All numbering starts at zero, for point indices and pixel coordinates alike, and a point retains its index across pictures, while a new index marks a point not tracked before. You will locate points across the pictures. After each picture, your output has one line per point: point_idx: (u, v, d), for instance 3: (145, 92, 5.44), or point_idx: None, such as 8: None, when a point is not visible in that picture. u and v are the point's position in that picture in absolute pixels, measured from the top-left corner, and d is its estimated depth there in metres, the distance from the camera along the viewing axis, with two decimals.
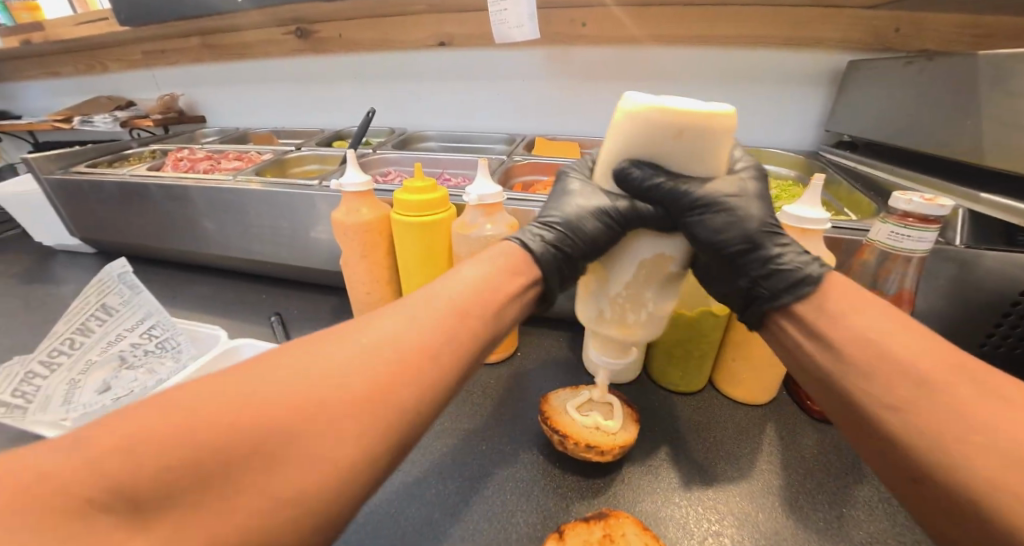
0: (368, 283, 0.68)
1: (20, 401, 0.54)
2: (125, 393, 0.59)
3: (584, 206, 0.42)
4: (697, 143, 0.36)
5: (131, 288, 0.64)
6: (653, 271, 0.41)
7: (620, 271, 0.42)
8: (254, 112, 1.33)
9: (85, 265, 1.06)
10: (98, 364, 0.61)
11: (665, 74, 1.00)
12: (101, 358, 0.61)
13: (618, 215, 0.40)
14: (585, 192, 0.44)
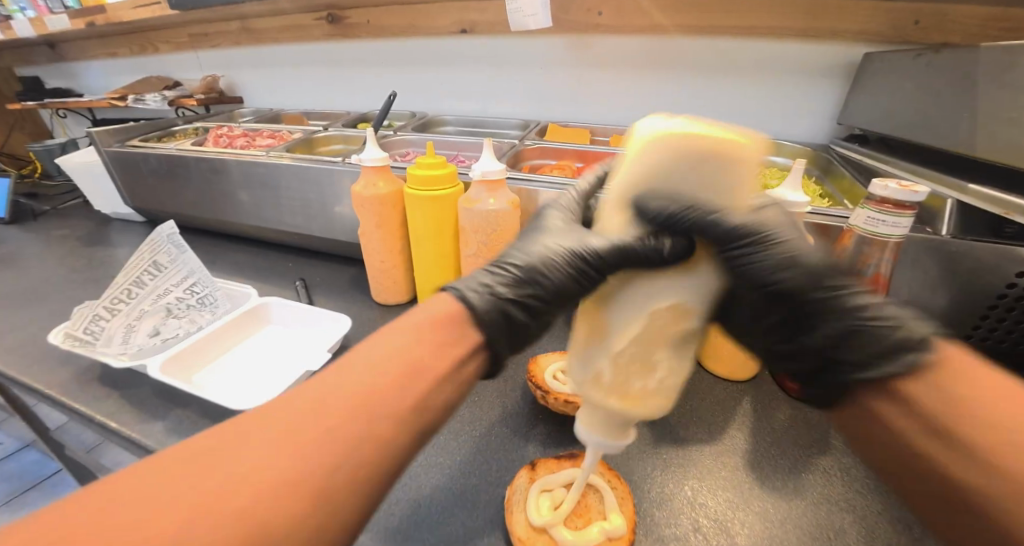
0: (382, 252, 0.75)
1: (90, 338, 0.64)
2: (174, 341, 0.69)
3: (554, 248, 0.38)
4: (696, 175, 0.32)
5: (177, 248, 0.72)
6: (664, 326, 0.32)
7: (625, 324, 0.33)
8: (289, 95, 1.41)
9: (137, 232, 1.18)
10: (150, 313, 0.69)
11: (679, 64, 1.01)
12: (151, 308, 0.69)
13: (595, 262, 0.35)
14: (557, 231, 0.40)
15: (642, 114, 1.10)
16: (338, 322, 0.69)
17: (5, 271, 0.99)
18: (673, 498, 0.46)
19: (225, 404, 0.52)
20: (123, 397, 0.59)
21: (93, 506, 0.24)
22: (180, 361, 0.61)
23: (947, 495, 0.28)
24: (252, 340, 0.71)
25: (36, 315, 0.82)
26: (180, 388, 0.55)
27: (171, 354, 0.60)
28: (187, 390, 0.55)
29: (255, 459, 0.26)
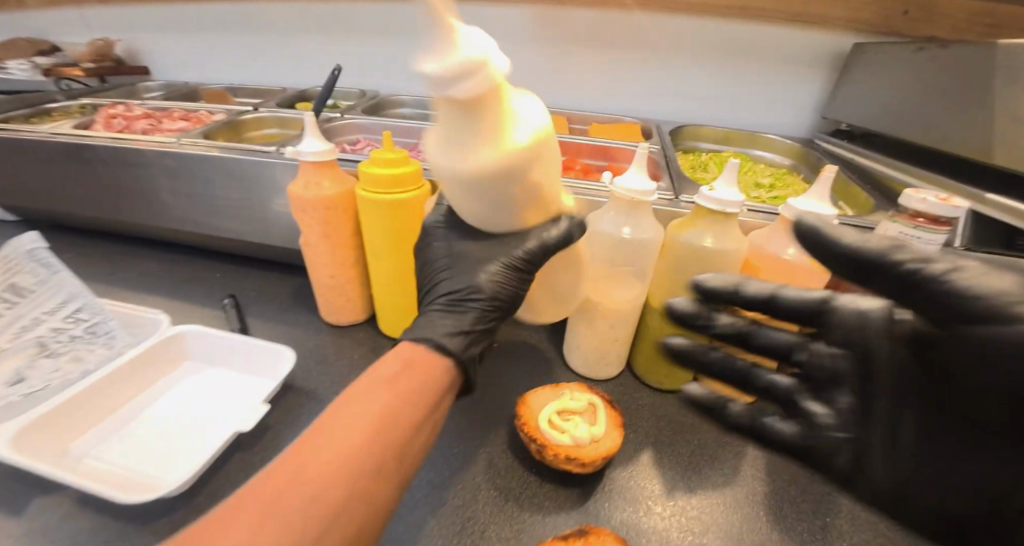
0: (331, 266, 0.61)
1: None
2: (47, 386, 0.53)
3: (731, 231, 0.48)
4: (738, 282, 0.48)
5: (46, 268, 0.57)
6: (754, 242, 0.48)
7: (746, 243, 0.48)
8: (207, 66, 1.19)
9: (11, 234, 0.95)
10: (10, 352, 0.53)
11: (660, 46, 0.93)
12: (12, 345, 0.53)
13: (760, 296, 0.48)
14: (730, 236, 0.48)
15: (620, 101, 1.01)
16: (276, 358, 0.56)
17: None
18: None
19: (113, 497, 0.39)
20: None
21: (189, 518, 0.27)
22: (53, 427, 0.46)
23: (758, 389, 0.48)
24: (160, 383, 0.56)
25: None
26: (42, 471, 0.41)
27: (38, 417, 0.45)
28: (54, 473, 0.40)
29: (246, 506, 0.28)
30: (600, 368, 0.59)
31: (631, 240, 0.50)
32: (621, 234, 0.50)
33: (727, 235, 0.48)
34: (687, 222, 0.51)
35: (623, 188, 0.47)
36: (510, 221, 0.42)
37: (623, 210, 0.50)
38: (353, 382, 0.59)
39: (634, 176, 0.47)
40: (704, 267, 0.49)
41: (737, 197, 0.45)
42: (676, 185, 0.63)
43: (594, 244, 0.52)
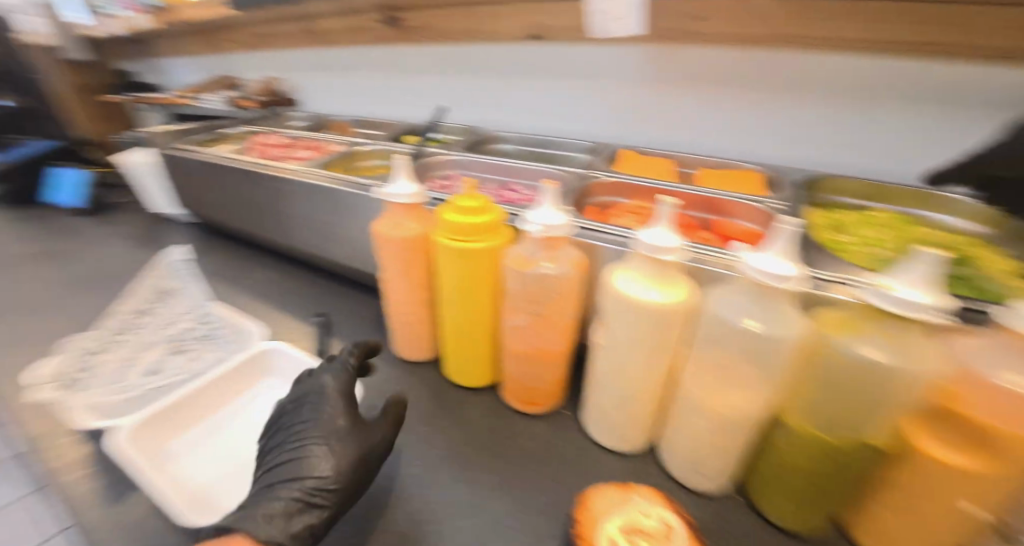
0: (407, 304, 0.61)
1: (75, 376, 0.54)
2: (172, 378, 0.59)
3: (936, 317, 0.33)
4: (842, 386, 0.38)
5: (187, 278, 0.72)
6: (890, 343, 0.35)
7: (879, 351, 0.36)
8: (344, 100, 1.34)
9: (184, 236, 1.17)
10: (153, 345, 0.62)
11: (798, 87, 0.79)
12: (156, 339, 0.63)
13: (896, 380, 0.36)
14: (882, 334, 0.36)
15: (742, 145, 0.88)
16: (342, 389, 0.57)
17: (57, 269, 1.01)
18: None
19: (182, 519, 0.43)
20: (97, 460, 0.52)
21: None
22: (159, 428, 0.51)
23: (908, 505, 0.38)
24: (251, 394, 0.60)
25: (63, 328, 0.80)
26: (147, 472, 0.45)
27: (148, 416, 0.51)
28: (145, 478, 0.45)
29: None
30: (692, 476, 0.48)
31: (759, 335, 0.39)
32: (744, 324, 0.40)
33: (909, 347, 0.35)
34: (850, 323, 0.38)
35: (754, 271, 0.38)
36: (627, 326, 0.45)
37: (752, 295, 0.40)
38: (410, 427, 0.56)
39: (770, 259, 0.38)
40: (860, 383, 0.37)
41: (933, 301, 0.33)
42: (809, 254, 0.51)
43: (710, 333, 0.43)
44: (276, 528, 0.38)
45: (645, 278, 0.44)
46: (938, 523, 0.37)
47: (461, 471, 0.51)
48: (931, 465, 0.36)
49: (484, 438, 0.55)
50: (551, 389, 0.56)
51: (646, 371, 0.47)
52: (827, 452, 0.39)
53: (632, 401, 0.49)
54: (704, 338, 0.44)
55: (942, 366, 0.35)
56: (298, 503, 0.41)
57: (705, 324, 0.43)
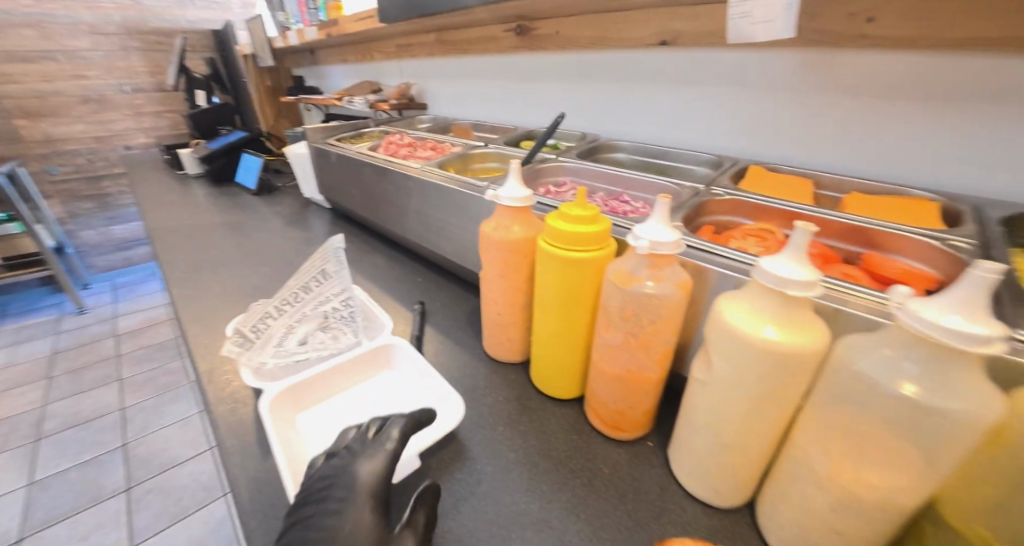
0: (500, 304, 0.62)
1: (253, 336, 0.69)
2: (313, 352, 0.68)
3: None
4: None
5: (340, 262, 0.74)
6: None
7: None
8: (467, 105, 1.43)
9: (323, 220, 1.35)
10: (309, 318, 0.73)
11: (1010, 101, 0.62)
12: (311, 313, 0.73)
13: None
14: None
15: (911, 170, 0.73)
16: (447, 400, 0.57)
17: (234, 237, 1.25)
18: None
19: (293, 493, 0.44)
20: (240, 401, 0.63)
21: None
22: (290, 396, 0.57)
23: None
24: (366, 385, 0.63)
25: (229, 286, 0.98)
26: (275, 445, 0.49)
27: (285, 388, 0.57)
28: (275, 443, 0.50)
29: None
30: None
31: (919, 402, 0.32)
32: (900, 387, 0.32)
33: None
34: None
35: (924, 325, 0.30)
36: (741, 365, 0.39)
37: (913, 353, 0.33)
38: (488, 426, 0.57)
39: (947, 312, 0.30)
40: None
41: None
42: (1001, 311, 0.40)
43: (845, 391, 0.36)
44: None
45: (763, 313, 0.38)
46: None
47: (533, 480, 0.50)
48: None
49: (561, 452, 0.54)
50: (639, 416, 0.53)
51: (757, 420, 0.41)
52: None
53: (734, 451, 0.43)
54: (837, 395, 0.36)
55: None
56: None
57: (837, 378, 0.36)
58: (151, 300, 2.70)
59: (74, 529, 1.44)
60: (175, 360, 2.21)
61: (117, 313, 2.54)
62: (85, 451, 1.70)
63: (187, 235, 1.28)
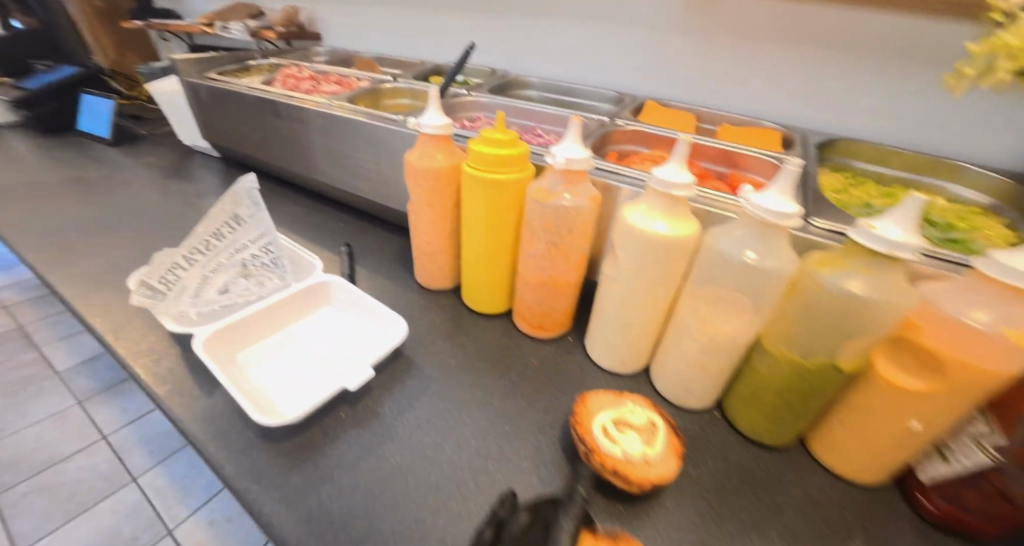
0: (430, 233, 0.66)
1: (163, 287, 0.64)
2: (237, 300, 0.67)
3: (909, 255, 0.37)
4: (832, 317, 0.42)
5: (255, 204, 0.69)
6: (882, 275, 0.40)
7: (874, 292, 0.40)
8: (367, 37, 1.34)
9: (212, 169, 1.21)
10: (226, 267, 0.68)
11: (826, 46, 0.79)
12: (228, 262, 0.68)
13: (880, 313, 0.40)
14: (874, 274, 0.40)
15: (764, 104, 0.89)
16: (390, 325, 0.60)
17: (96, 194, 1.07)
18: None
19: (251, 416, 0.46)
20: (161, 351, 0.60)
21: None
22: (225, 338, 0.56)
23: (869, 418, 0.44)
24: (306, 322, 0.64)
25: (109, 244, 0.87)
26: (221, 378, 0.50)
27: (216, 329, 0.55)
28: (220, 379, 0.50)
29: None
30: (680, 395, 0.54)
31: (755, 266, 0.44)
32: (743, 256, 0.44)
33: (889, 282, 0.39)
34: (833, 259, 0.43)
35: (759, 209, 0.42)
36: (638, 255, 0.49)
37: (751, 231, 0.44)
38: (430, 342, 0.63)
39: (774, 198, 0.42)
40: (848, 314, 0.41)
41: (914, 242, 0.37)
42: (809, 205, 0.54)
43: (710, 267, 0.47)
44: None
45: (655, 211, 0.48)
46: (884, 433, 0.44)
47: (476, 377, 0.57)
48: (894, 385, 0.42)
49: (497, 353, 0.62)
50: (561, 316, 0.62)
51: (650, 300, 0.52)
52: (802, 373, 0.45)
53: (633, 327, 0.55)
54: (704, 271, 0.48)
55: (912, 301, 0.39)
56: None
57: (704, 258, 0.47)
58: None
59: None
60: (28, 350, 1.75)
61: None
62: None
63: (28, 195, 1.06)
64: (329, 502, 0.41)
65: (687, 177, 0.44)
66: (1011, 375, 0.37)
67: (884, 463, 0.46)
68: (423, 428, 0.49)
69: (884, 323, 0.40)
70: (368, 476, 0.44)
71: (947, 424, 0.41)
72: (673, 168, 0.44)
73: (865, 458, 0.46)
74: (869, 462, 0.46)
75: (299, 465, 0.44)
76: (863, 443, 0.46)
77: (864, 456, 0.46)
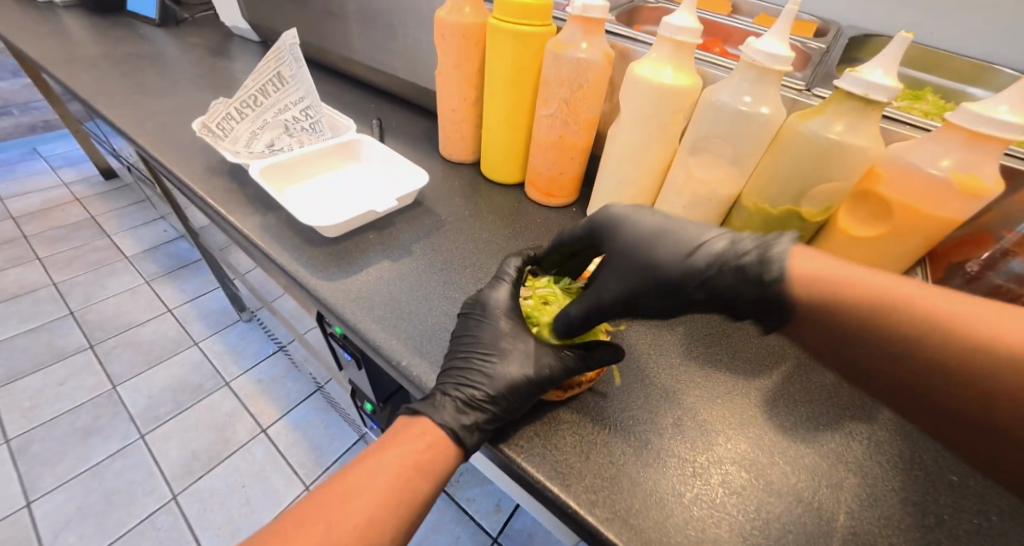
0: (454, 99, 0.71)
1: (220, 132, 0.73)
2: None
3: (889, 97, 0.40)
4: (802, 165, 0.46)
5: (296, 62, 0.73)
6: (856, 118, 0.42)
7: (848, 138, 0.42)
8: None
9: (253, 53, 1.27)
10: (271, 125, 0.76)
11: None
12: (272, 121, 0.76)
13: (845, 158, 0.43)
14: (850, 123, 0.43)
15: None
16: (412, 178, 0.68)
17: (152, 69, 1.15)
18: (668, 415, 0.41)
19: (302, 221, 0.56)
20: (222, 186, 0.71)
21: (309, 523, 0.34)
22: (276, 170, 0.65)
23: None
24: (340, 171, 0.73)
25: (169, 108, 0.97)
26: (271, 194, 0.61)
27: (271, 162, 0.65)
28: (275, 196, 0.60)
29: (356, 524, 0.34)
30: None
31: (746, 112, 0.47)
32: (739, 103, 0.47)
33: (857, 129, 0.42)
34: (814, 110, 0.45)
35: (757, 54, 0.44)
36: (640, 105, 0.52)
37: (749, 76, 0.46)
38: (449, 199, 0.71)
39: (773, 41, 0.43)
40: (816, 161, 0.45)
41: (891, 84, 0.39)
42: (813, 79, 0.55)
43: (704, 118, 0.50)
44: (450, 415, 0.39)
45: (662, 61, 0.50)
46: None
47: (484, 225, 0.66)
48: (848, 235, 0.46)
49: (506, 212, 0.70)
50: (567, 182, 0.68)
51: (646, 157, 0.56)
52: (771, 224, 0.50)
53: (628, 186, 0.60)
54: (699, 123, 0.51)
55: (878, 150, 0.43)
56: (465, 406, 0.39)
57: (700, 111, 0.50)
58: (37, 171, 2.27)
59: (47, 379, 1.48)
60: (100, 235, 1.98)
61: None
62: (29, 318, 1.64)
63: (94, 68, 1.14)
64: (361, 287, 0.52)
65: (697, 23, 0.46)
66: (952, 220, 0.41)
67: None
68: (434, 251, 0.59)
69: (851, 172, 0.44)
70: (389, 274, 0.54)
71: (890, 273, 0.47)
72: (684, 15, 0.47)
73: None
74: None
75: (335, 264, 0.55)
76: None
77: None
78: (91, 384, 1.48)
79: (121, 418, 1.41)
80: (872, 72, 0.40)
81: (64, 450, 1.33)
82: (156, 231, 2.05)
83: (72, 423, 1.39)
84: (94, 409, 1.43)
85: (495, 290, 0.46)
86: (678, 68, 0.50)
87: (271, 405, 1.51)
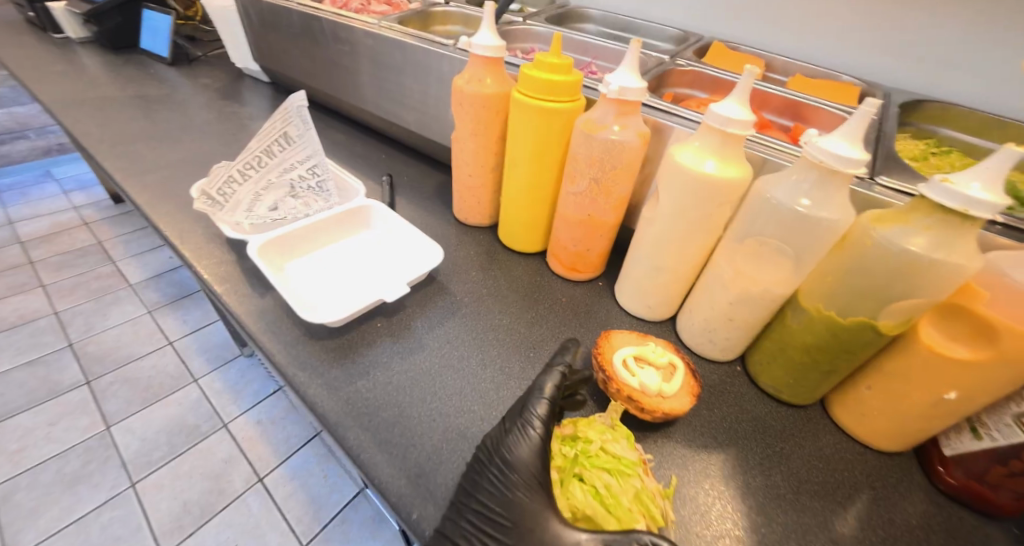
0: (471, 165, 0.66)
1: (220, 199, 0.68)
2: (284, 215, 0.69)
3: (994, 212, 0.33)
4: (883, 271, 0.39)
5: (304, 123, 0.70)
6: (949, 231, 0.36)
7: (939, 252, 0.36)
8: None
9: (263, 95, 1.25)
10: (275, 186, 0.71)
11: None
12: (277, 181, 0.71)
13: (935, 271, 0.37)
14: (937, 240, 0.37)
15: (841, 58, 0.80)
16: (425, 250, 0.62)
17: (161, 111, 1.12)
18: None
19: (299, 314, 0.50)
20: (220, 254, 0.66)
21: None
22: (277, 245, 0.60)
23: (905, 389, 0.43)
24: (347, 240, 0.67)
25: (173, 157, 0.93)
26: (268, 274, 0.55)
27: (269, 237, 0.59)
28: (272, 279, 0.54)
29: None
30: (704, 344, 0.54)
31: (808, 214, 0.41)
32: (798, 203, 0.41)
33: (951, 240, 0.36)
34: (894, 215, 0.39)
35: (822, 154, 0.38)
36: (681, 195, 0.46)
37: (811, 176, 0.41)
38: (464, 272, 0.65)
39: (842, 143, 0.38)
40: (898, 274, 0.39)
41: (996, 200, 0.33)
42: (876, 163, 0.50)
43: (757, 214, 0.44)
44: None
45: (707, 151, 0.45)
46: (916, 404, 0.42)
47: (505, 303, 0.60)
48: (934, 353, 0.40)
49: (528, 288, 0.63)
50: (594, 258, 0.62)
51: (685, 246, 0.50)
52: (839, 334, 0.43)
53: (665, 272, 0.54)
54: (750, 219, 0.45)
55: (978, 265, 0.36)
56: None
57: (753, 205, 0.45)
58: (48, 194, 2.25)
59: (40, 418, 1.42)
60: (104, 263, 1.95)
61: (9, 207, 2.13)
62: (25, 351, 1.58)
63: (102, 109, 1.12)
64: (365, 396, 0.45)
65: (750, 115, 0.41)
66: None
67: (918, 433, 0.44)
68: (450, 342, 0.53)
69: (942, 289, 0.37)
70: (398, 377, 0.48)
71: (985, 400, 0.39)
72: (735, 106, 0.42)
73: (890, 423, 0.45)
74: (894, 429, 0.45)
75: (338, 362, 0.49)
76: (892, 412, 0.44)
77: (888, 423, 0.45)
78: (83, 425, 1.41)
79: (112, 464, 1.33)
80: (967, 185, 0.34)
81: (51, 499, 1.26)
82: (160, 259, 2.01)
83: (61, 468, 1.32)
84: (85, 453, 1.36)
85: (518, 447, 0.39)
86: (726, 160, 0.44)
87: (268, 451, 1.43)
